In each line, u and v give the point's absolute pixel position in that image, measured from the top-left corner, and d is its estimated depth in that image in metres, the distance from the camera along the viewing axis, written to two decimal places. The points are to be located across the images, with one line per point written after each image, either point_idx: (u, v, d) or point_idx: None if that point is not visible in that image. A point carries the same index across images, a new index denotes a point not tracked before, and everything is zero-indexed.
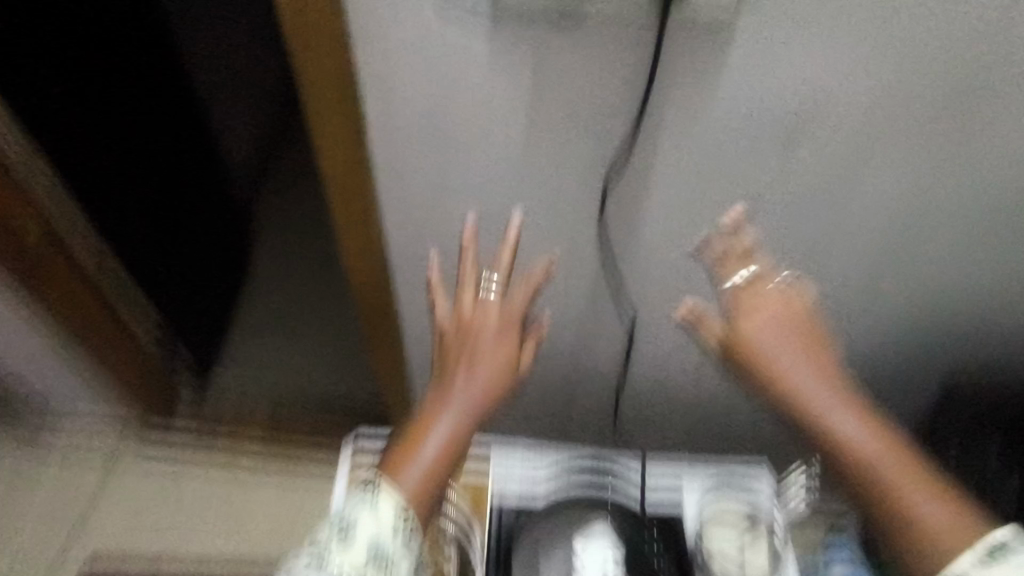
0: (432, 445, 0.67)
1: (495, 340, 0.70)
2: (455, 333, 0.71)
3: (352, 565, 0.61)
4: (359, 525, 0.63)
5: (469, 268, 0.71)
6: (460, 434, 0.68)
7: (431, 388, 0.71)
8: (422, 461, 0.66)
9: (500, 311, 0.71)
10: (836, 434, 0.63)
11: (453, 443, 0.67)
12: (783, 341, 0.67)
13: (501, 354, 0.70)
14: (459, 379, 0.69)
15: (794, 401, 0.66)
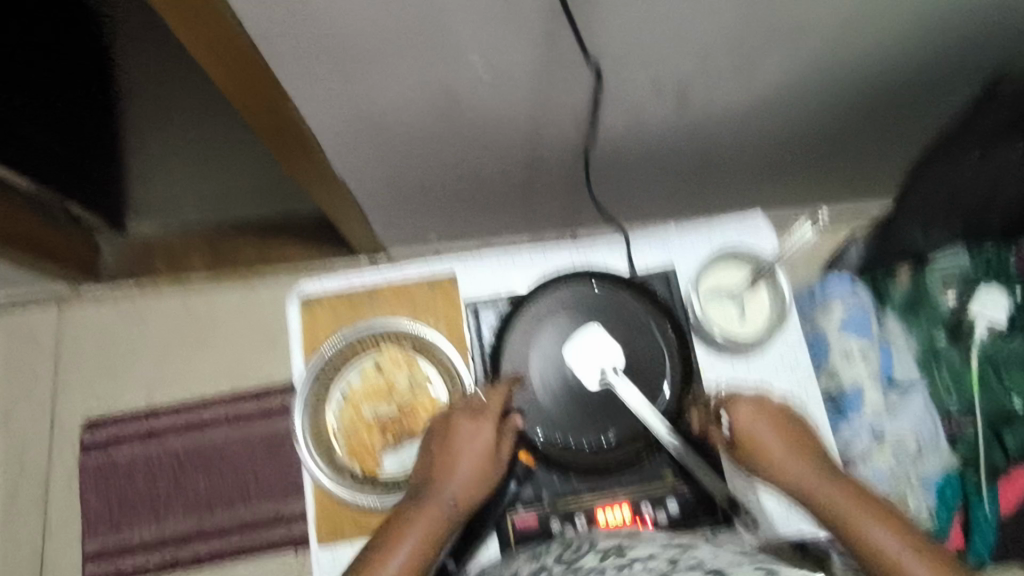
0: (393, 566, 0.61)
1: (471, 446, 0.66)
2: (443, 429, 0.68)
3: None
4: None
5: (478, 404, 0.68)
6: (424, 559, 0.62)
7: (406, 500, 0.65)
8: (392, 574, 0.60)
9: (489, 434, 0.67)
10: (858, 537, 0.64)
11: (416, 564, 0.61)
12: (797, 472, 0.67)
13: (491, 435, 0.67)
14: (444, 473, 0.65)
15: (862, 552, 0.63)
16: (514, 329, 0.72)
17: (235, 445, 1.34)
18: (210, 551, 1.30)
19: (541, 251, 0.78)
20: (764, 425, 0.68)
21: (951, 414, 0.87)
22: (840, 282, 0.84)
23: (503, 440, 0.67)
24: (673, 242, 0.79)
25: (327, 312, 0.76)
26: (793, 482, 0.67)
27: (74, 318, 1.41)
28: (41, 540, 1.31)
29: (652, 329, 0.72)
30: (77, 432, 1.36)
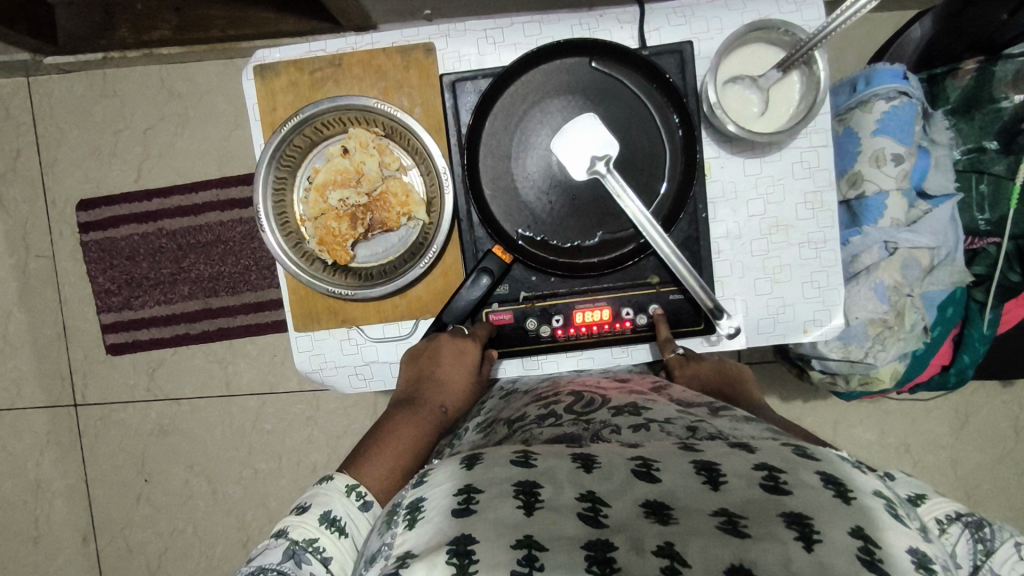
0: (380, 470, 0.61)
1: (462, 367, 0.63)
2: (427, 349, 0.64)
3: (294, 536, 0.53)
4: (328, 509, 0.56)
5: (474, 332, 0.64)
6: (405, 464, 0.62)
7: (389, 419, 0.65)
8: (371, 483, 0.60)
9: (471, 360, 0.63)
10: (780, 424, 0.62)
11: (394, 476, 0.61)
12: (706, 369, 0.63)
13: (474, 362, 0.64)
14: (428, 397, 0.65)
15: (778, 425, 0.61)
16: (494, 116, 0.63)
17: (230, 230, 1.33)
18: (218, 328, 1.36)
19: (535, 25, 0.67)
20: (691, 360, 0.64)
21: (977, 229, 0.79)
22: (891, 73, 0.71)
23: (482, 367, 0.65)
24: (695, 14, 0.66)
25: (284, 85, 0.67)
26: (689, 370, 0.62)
27: (47, 90, 1.32)
28: (59, 312, 1.38)
29: (653, 121, 0.63)
30: (73, 212, 1.35)
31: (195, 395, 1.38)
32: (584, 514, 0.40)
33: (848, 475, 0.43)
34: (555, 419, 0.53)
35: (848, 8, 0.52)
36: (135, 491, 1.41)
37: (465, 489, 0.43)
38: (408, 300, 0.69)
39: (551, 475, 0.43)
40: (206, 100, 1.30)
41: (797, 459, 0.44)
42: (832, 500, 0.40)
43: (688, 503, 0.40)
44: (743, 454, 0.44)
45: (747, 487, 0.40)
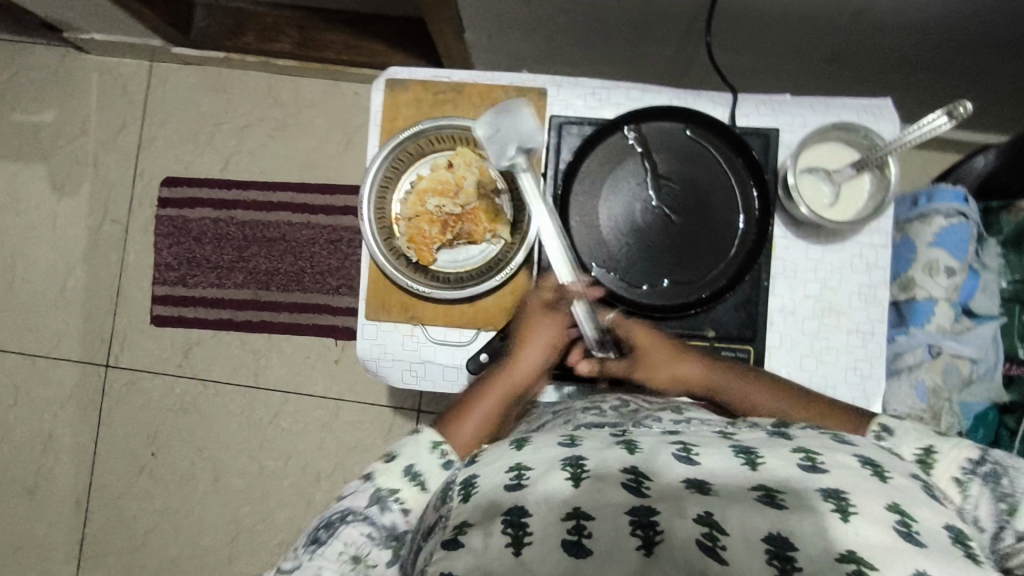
0: (469, 425, 0.62)
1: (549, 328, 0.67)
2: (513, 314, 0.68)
3: (380, 483, 0.58)
4: (420, 461, 0.59)
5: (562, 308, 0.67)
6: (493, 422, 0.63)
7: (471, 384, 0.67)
8: (458, 437, 0.61)
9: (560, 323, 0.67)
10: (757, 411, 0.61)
11: (484, 429, 0.62)
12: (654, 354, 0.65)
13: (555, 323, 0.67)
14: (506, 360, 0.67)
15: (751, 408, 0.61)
16: (591, 157, 0.70)
17: (298, 231, 1.41)
18: (261, 320, 1.41)
19: (638, 91, 0.75)
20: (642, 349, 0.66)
21: (1016, 356, 0.83)
22: (952, 193, 0.76)
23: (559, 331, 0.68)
24: (782, 107, 0.74)
25: (408, 99, 0.75)
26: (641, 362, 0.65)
27: (165, 76, 1.45)
28: (117, 275, 1.45)
29: (733, 192, 0.69)
30: (157, 187, 1.45)
31: (222, 379, 1.42)
32: (628, 485, 0.43)
33: (884, 458, 0.46)
34: (599, 411, 0.59)
35: (927, 124, 0.61)
36: (140, 463, 1.42)
37: (516, 466, 0.46)
38: (477, 311, 0.74)
39: (597, 452, 0.46)
40: (305, 110, 1.41)
41: (834, 444, 0.46)
42: (869, 477, 0.43)
43: (727, 483, 0.43)
44: (782, 440, 0.46)
45: (787, 466, 0.44)
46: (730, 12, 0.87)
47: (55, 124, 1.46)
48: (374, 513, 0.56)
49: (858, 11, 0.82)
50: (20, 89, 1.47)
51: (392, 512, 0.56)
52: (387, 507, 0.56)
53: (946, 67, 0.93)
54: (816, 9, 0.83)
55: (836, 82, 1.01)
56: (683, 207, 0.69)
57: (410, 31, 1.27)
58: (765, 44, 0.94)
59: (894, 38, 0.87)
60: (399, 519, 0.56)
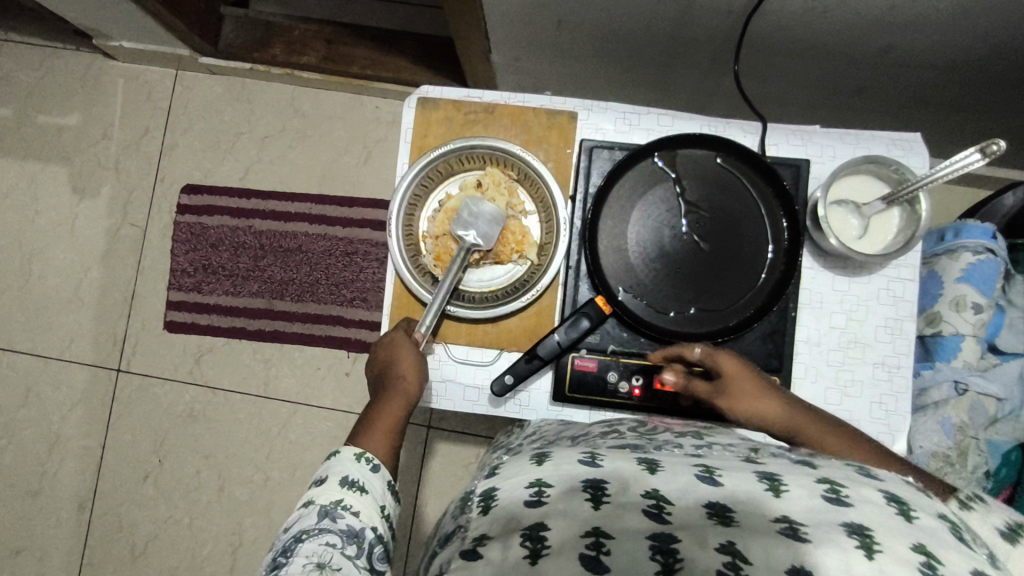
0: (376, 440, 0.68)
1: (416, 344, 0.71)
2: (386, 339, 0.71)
3: (323, 501, 0.61)
4: (352, 473, 0.64)
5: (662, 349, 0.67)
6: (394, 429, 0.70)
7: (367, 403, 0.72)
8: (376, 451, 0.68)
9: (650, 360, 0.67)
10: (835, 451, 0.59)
11: (389, 437, 0.69)
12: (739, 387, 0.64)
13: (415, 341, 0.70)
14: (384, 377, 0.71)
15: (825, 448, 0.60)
16: (621, 181, 0.70)
17: (314, 242, 1.41)
18: (273, 330, 1.41)
19: (668, 117, 0.75)
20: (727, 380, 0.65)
21: None
22: (981, 229, 0.76)
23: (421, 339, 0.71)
24: (813, 138, 0.74)
25: (439, 118, 0.76)
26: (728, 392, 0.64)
27: (190, 85, 1.46)
28: (132, 280, 1.46)
29: (762, 223, 0.69)
30: (176, 194, 1.46)
31: (232, 388, 1.41)
32: (648, 511, 0.43)
33: (912, 497, 0.44)
34: (619, 434, 0.60)
35: (959, 161, 0.61)
36: (146, 469, 1.42)
37: (536, 484, 0.47)
38: (500, 333, 0.74)
39: (618, 474, 0.47)
40: (327, 121, 1.42)
41: (861, 478, 0.46)
42: (895, 515, 0.41)
43: (750, 509, 0.42)
44: (806, 470, 0.46)
45: (810, 498, 0.43)
46: (760, 43, 0.87)
47: (80, 127, 1.48)
48: (324, 527, 0.58)
49: (887, 46, 0.82)
50: (47, 93, 1.48)
51: (344, 519, 0.60)
52: (335, 517, 0.60)
53: (972, 103, 0.94)
54: (845, 42, 0.83)
55: (860, 113, 1.02)
56: (712, 235, 0.69)
57: (435, 49, 1.28)
58: (792, 74, 0.94)
59: (922, 73, 0.87)
60: (351, 523, 0.60)
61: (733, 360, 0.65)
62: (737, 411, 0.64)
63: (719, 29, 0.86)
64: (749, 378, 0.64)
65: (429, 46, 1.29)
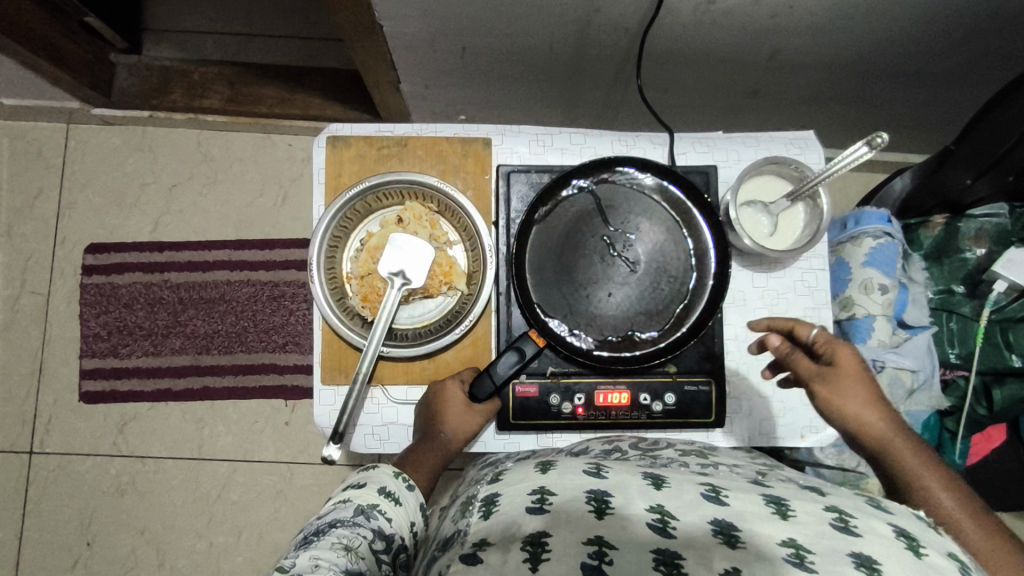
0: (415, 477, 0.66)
1: (460, 404, 0.67)
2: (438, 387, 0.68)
3: (360, 499, 0.59)
4: (392, 486, 0.62)
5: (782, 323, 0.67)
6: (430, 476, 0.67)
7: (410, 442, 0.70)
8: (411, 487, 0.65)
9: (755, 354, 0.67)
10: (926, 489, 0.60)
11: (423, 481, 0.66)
12: (852, 387, 0.62)
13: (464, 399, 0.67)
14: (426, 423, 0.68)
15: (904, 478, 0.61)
16: (549, 209, 0.70)
17: (237, 289, 1.35)
18: (203, 387, 1.34)
19: (580, 136, 0.77)
20: (839, 374, 0.63)
21: (949, 362, 0.89)
22: (877, 216, 0.82)
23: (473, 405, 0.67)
24: (717, 145, 0.78)
25: (353, 155, 0.74)
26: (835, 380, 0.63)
27: (85, 137, 1.38)
28: (39, 351, 1.35)
29: (679, 233, 0.71)
30: (80, 254, 1.36)
31: (163, 454, 1.33)
32: (654, 524, 0.44)
33: (918, 533, 0.47)
34: (621, 453, 0.61)
35: (849, 156, 0.63)
36: (73, 555, 1.30)
37: (540, 492, 0.48)
38: (439, 368, 0.73)
39: (622, 488, 0.48)
40: (239, 165, 1.37)
41: (871, 510, 0.49)
42: (903, 549, 0.44)
43: (756, 532, 0.44)
44: (814, 497, 0.49)
45: (816, 524, 0.45)
46: (657, 56, 0.91)
47: None
48: (361, 521, 0.56)
49: (776, 50, 0.87)
50: None
51: (380, 521, 0.57)
52: (373, 516, 0.57)
53: (857, 98, 1.01)
54: (735, 51, 0.88)
55: (758, 114, 1.07)
56: (643, 254, 0.70)
57: (344, 81, 1.26)
58: (692, 82, 0.99)
59: (808, 73, 0.93)
60: (386, 528, 0.57)
61: (853, 357, 0.64)
62: (834, 406, 0.62)
63: (620, 44, 0.88)
64: (863, 382, 0.63)
65: (338, 79, 1.26)
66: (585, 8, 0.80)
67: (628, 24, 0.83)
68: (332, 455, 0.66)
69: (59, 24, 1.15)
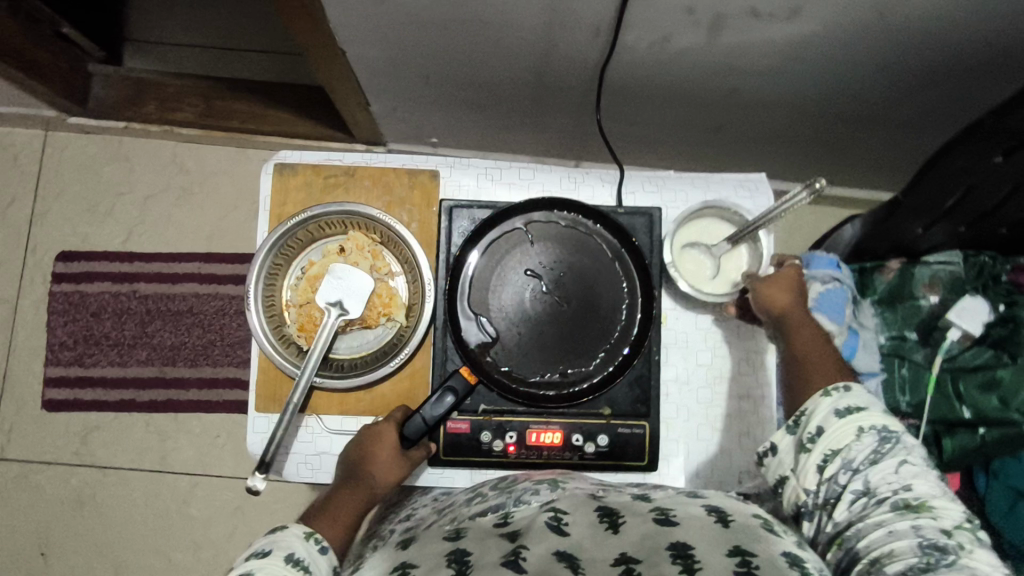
0: (330, 531, 0.61)
1: (390, 446, 0.66)
2: (368, 432, 0.67)
3: None
4: (298, 551, 0.56)
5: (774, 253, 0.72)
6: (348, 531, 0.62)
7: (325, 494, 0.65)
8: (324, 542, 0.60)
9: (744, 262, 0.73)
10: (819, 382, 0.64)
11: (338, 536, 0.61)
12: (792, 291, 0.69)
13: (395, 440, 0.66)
14: (349, 471, 0.65)
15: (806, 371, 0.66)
16: (483, 248, 0.70)
17: (204, 302, 1.35)
18: (167, 399, 1.33)
19: (529, 171, 0.77)
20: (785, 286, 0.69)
21: (900, 410, 0.88)
22: (825, 262, 0.82)
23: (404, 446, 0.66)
24: (663, 185, 0.78)
25: (299, 183, 0.74)
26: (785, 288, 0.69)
27: (62, 145, 1.38)
28: (5, 358, 1.34)
29: (619, 272, 0.71)
30: (51, 262, 1.36)
31: (123, 466, 1.32)
32: (507, 561, 0.44)
33: (731, 508, 0.52)
34: (481, 496, 0.60)
35: (787, 202, 0.61)
36: (28, 566, 1.29)
37: (399, 569, 0.48)
38: (375, 401, 0.72)
39: (478, 544, 0.48)
40: (213, 178, 1.38)
41: (688, 500, 0.53)
42: (713, 525, 0.49)
43: (593, 555, 0.44)
44: (642, 504, 0.52)
45: (640, 530, 0.47)
46: (619, 90, 0.91)
47: None
48: None
49: (735, 89, 0.87)
50: None
51: None
52: None
53: (821, 137, 1.01)
54: (694, 90, 0.89)
55: (725, 149, 1.08)
56: (572, 291, 0.70)
57: (319, 99, 1.27)
58: (657, 117, 0.99)
59: (768, 112, 0.93)
60: None
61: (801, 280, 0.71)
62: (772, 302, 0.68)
63: (581, 77, 0.89)
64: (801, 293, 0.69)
65: (313, 97, 1.27)
66: (542, 42, 0.80)
67: (585, 60, 0.83)
68: (257, 485, 0.65)
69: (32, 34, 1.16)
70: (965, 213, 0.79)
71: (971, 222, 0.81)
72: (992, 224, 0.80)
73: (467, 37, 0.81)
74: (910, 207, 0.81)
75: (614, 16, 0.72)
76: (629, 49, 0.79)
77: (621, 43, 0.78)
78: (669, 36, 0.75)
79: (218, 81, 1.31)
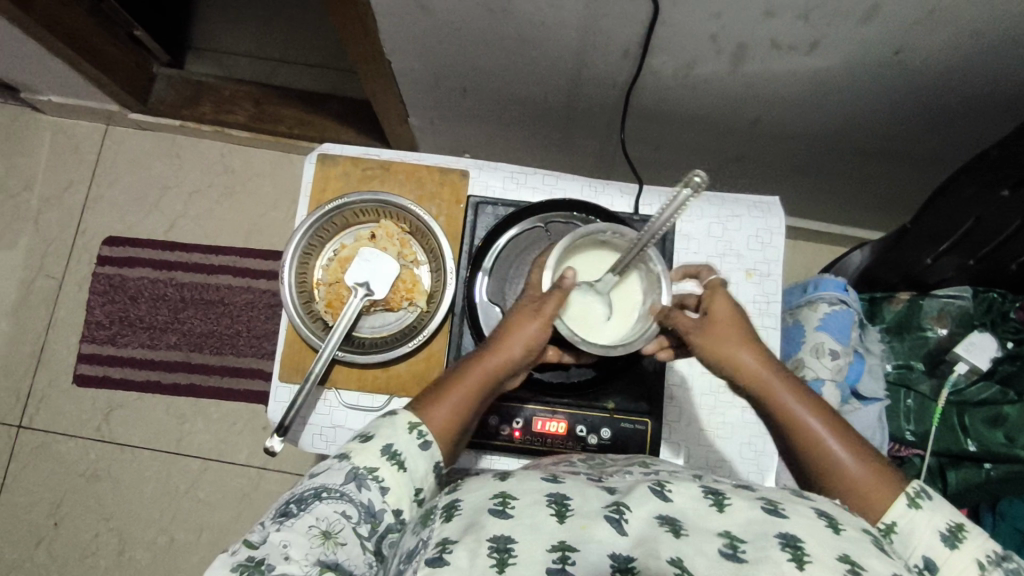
0: (442, 411, 0.56)
1: (526, 327, 0.57)
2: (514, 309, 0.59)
3: (356, 462, 0.51)
4: (399, 448, 0.52)
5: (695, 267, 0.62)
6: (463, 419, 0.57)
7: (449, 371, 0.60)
8: (434, 421, 0.55)
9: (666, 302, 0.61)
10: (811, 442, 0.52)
11: (452, 422, 0.56)
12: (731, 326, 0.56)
13: (534, 324, 0.57)
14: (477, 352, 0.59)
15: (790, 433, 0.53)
16: (503, 244, 0.75)
17: (236, 294, 1.41)
18: (190, 383, 1.39)
19: (552, 178, 0.81)
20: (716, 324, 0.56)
21: (904, 438, 0.89)
22: (835, 283, 0.85)
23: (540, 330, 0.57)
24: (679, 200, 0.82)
25: (339, 173, 0.80)
26: (725, 327, 0.56)
27: (120, 139, 1.48)
28: (44, 332, 1.42)
29: None
30: (97, 245, 1.45)
31: (142, 445, 1.36)
32: (611, 516, 0.43)
33: (839, 512, 0.45)
34: (568, 463, 0.57)
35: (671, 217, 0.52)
36: (40, 534, 1.33)
37: (500, 496, 0.45)
38: (390, 379, 0.76)
39: (579, 490, 0.45)
40: (256, 178, 1.46)
41: (795, 497, 0.46)
42: (824, 528, 0.42)
43: (701, 524, 0.42)
44: (748, 491, 0.46)
45: (750, 508, 0.43)
46: (644, 114, 0.96)
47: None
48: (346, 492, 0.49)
49: (755, 118, 0.92)
50: None
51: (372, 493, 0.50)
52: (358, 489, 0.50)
53: (838, 172, 1.04)
54: (715, 118, 0.93)
55: (744, 178, 1.12)
56: None
57: (362, 112, 1.35)
58: (678, 143, 1.04)
59: (785, 143, 0.97)
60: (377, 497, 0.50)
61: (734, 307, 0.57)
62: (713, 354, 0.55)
63: (608, 99, 0.94)
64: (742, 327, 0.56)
65: (356, 109, 1.35)
66: (573, 63, 0.86)
67: (613, 82, 0.89)
68: (274, 446, 0.69)
69: (106, 33, 1.26)
70: (971, 243, 0.81)
71: (976, 255, 0.83)
72: (1000, 258, 0.81)
73: (504, 54, 0.87)
74: (918, 234, 0.84)
75: (641, 40, 0.77)
76: (654, 72, 0.84)
77: (646, 67, 0.83)
78: (694, 62, 0.80)
79: (270, 88, 1.40)
